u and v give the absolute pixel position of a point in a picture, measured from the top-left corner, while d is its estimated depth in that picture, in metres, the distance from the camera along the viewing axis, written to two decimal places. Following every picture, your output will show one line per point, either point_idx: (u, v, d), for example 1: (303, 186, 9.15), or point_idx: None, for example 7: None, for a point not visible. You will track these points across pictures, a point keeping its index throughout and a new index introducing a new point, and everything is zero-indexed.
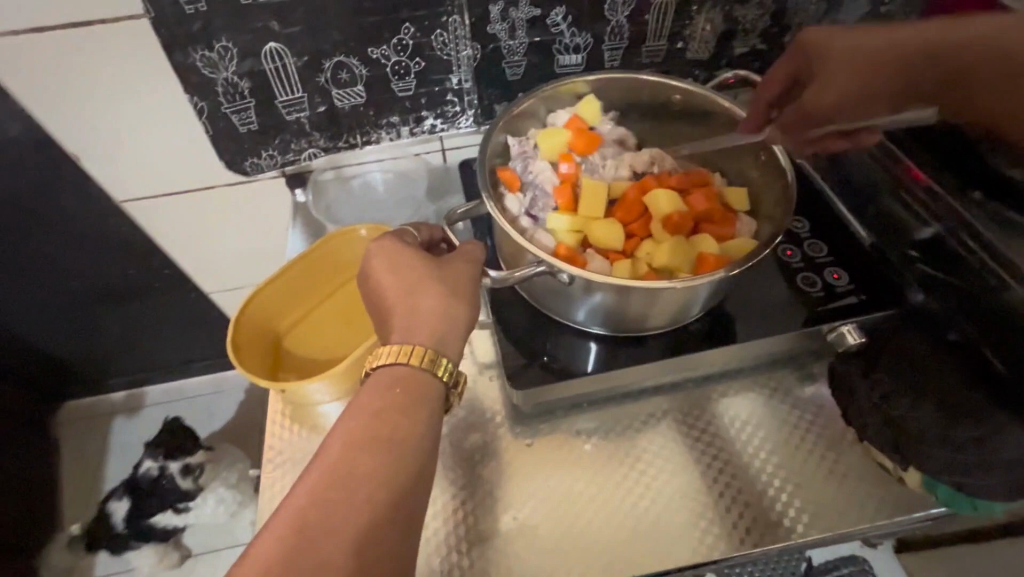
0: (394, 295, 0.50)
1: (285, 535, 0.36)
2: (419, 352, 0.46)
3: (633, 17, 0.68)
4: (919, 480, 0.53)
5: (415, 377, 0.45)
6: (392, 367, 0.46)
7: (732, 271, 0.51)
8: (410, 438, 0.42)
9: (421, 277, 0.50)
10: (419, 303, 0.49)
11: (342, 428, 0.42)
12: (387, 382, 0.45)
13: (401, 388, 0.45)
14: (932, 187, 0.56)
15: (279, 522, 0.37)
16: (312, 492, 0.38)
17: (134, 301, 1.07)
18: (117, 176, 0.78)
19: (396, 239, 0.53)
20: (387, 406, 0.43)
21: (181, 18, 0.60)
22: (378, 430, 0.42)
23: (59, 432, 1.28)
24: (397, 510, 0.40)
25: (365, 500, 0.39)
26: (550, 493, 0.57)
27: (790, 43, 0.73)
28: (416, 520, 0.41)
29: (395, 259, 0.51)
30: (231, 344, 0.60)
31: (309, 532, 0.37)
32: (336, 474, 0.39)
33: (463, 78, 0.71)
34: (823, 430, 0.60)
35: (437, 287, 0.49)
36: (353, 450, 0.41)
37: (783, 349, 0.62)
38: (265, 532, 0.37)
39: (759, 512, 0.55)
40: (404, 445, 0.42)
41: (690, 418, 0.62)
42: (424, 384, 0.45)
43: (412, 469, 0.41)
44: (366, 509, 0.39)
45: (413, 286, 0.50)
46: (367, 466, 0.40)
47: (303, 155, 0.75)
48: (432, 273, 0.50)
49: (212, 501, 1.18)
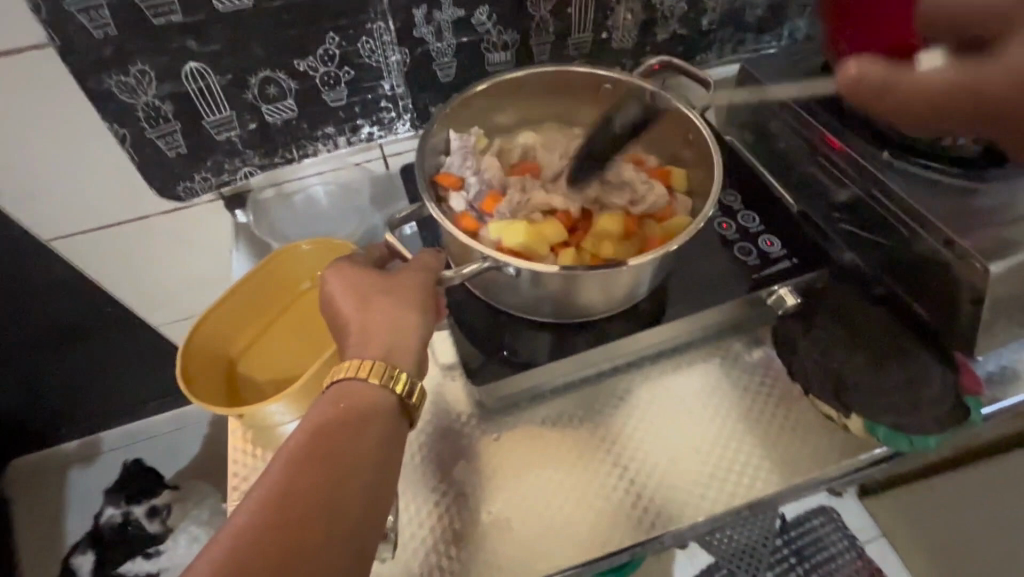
0: (347, 311, 0.50)
1: (222, 558, 0.36)
2: (372, 367, 0.46)
3: (556, 11, 0.69)
4: (860, 424, 0.56)
5: (363, 391, 0.45)
6: (345, 381, 0.46)
7: (671, 248, 0.53)
8: (353, 454, 0.42)
9: (370, 293, 0.51)
10: (370, 316, 0.49)
11: (286, 447, 0.42)
12: (334, 397, 0.45)
13: (346, 402, 0.44)
14: (847, 152, 0.61)
15: (217, 544, 0.37)
16: (250, 512, 0.38)
17: (75, 344, 1.02)
18: (43, 214, 0.74)
19: (345, 262, 0.54)
20: (331, 422, 0.43)
21: (90, 44, 0.57)
22: (318, 448, 0.42)
23: (9, 490, 1.21)
24: (338, 530, 0.39)
25: (304, 520, 0.39)
26: (523, 483, 0.58)
27: (708, 25, 0.77)
28: (363, 538, 0.40)
29: (345, 276, 0.52)
30: (181, 373, 0.59)
31: (242, 556, 0.37)
32: (275, 493, 0.39)
33: (395, 84, 0.70)
34: (772, 390, 0.63)
35: (388, 300, 0.50)
36: (293, 468, 0.40)
37: (729, 318, 0.65)
38: (201, 557, 0.37)
39: (723, 475, 0.58)
40: (348, 461, 0.42)
41: (648, 394, 0.64)
42: (373, 397, 0.45)
43: (356, 487, 0.41)
44: (302, 529, 0.38)
45: (363, 301, 0.50)
46: (305, 484, 0.40)
47: (238, 175, 0.73)
48: (382, 286, 0.51)
49: (184, 540, 1.14)
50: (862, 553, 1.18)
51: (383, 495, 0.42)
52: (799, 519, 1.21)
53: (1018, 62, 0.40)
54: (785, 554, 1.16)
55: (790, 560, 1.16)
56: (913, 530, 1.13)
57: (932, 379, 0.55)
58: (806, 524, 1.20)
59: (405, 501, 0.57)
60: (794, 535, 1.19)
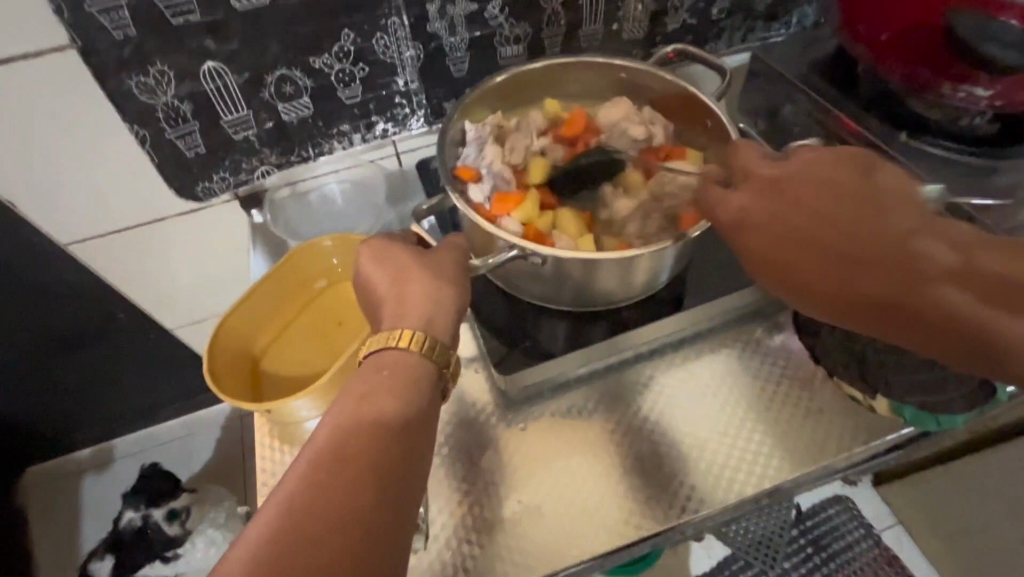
0: (385, 285, 0.51)
1: (278, 517, 0.36)
2: (411, 336, 0.46)
3: (568, 3, 0.70)
4: (887, 406, 0.57)
5: (403, 360, 0.45)
6: (384, 351, 0.46)
7: (693, 233, 0.53)
8: (399, 417, 0.42)
9: (406, 268, 0.51)
10: (407, 289, 0.50)
11: (330, 413, 0.42)
12: (374, 365, 0.45)
13: (388, 369, 0.45)
14: (864, 135, 0.62)
15: (269, 507, 0.36)
16: (301, 474, 0.38)
17: (91, 349, 1.03)
18: (62, 218, 0.74)
19: (380, 238, 0.54)
20: (374, 388, 0.43)
21: (110, 45, 0.58)
22: (364, 413, 0.42)
23: (28, 497, 1.21)
24: (390, 491, 0.39)
25: (357, 480, 0.38)
26: (551, 470, 0.58)
27: (717, 13, 0.77)
28: (414, 500, 0.40)
29: (380, 252, 0.52)
30: (208, 370, 0.59)
31: (299, 516, 0.36)
32: (326, 454, 0.39)
33: (408, 80, 0.71)
34: (795, 374, 0.64)
35: (424, 275, 0.50)
36: (341, 431, 0.40)
37: (749, 303, 0.66)
38: (255, 522, 0.36)
39: (750, 459, 0.58)
40: (393, 425, 0.42)
41: (670, 381, 0.64)
42: (413, 365, 0.45)
43: (402, 450, 0.41)
44: (356, 487, 0.38)
45: (400, 277, 0.51)
46: (355, 445, 0.40)
47: (255, 174, 0.74)
48: (417, 262, 0.51)
49: (202, 544, 1.11)
50: (879, 541, 1.17)
51: (426, 460, 0.43)
52: (815, 509, 1.20)
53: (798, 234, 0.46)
54: (801, 544, 1.16)
55: (807, 549, 1.16)
56: (929, 515, 1.12)
57: None
58: (822, 514, 1.20)
59: (433, 493, 0.57)
60: (809, 525, 1.19)
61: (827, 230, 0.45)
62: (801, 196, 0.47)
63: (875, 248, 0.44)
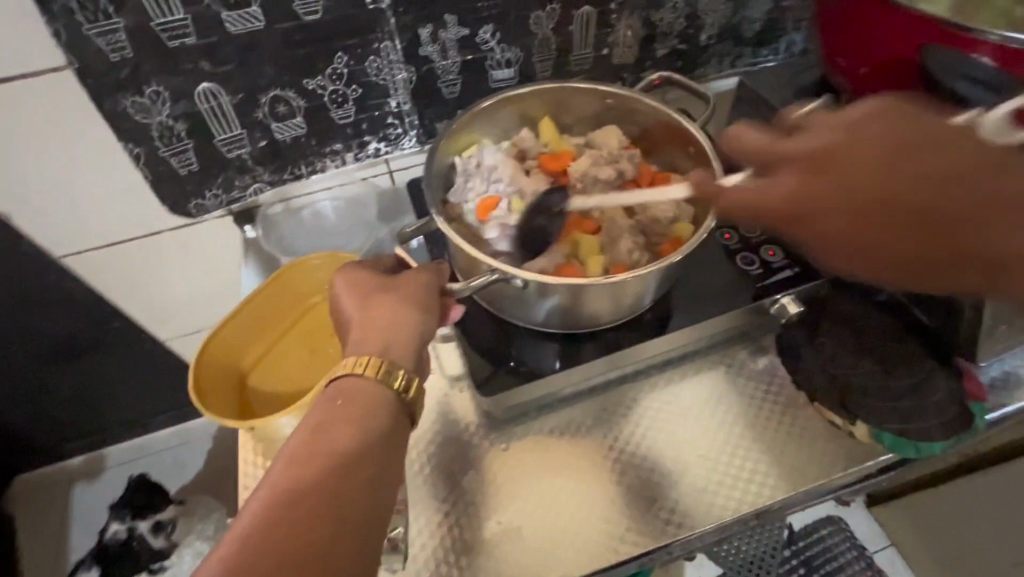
0: (353, 308, 0.52)
1: (227, 560, 0.36)
2: (373, 363, 0.47)
3: (558, 28, 0.71)
4: (866, 432, 0.57)
5: (362, 388, 0.46)
6: (343, 378, 0.47)
7: (675, 257, 0.54)
8: (354, 447, 0.42)
9: (374, 291, 0.52)
10: (370, 313, 0.51)
11: (285, 449, 0.42)
12: (330, 396, 0.46)
13: (343, 399, 0.45)
14: None
15: (221, 547, 0.37)
16: (254, 512, 0.38)
17: (84, 359, 1.03)
18: (57, 232, 0.75)
19: (357, 264, 0.55)
20: (329, 419, 0.44)
21: (107, 66, 0.59)
22: (317, 444, 0.42)
23: (16, 505, 1.21)
24: (344, 524, 0.39)
25: (309, 515, 0.38)
26: (531, 491, 0.59)
27: (706, 40, 0.78)
28: (372, 529, 0.40)
29: (354, 278, 0.54)
30: (192, 388, 0.59)
31: (249, 555, 0.36)
32: (278, 491, 0.39)
33: (401, 101, 0.72)
34: (779, 398, 0.64)
35: (401, 299, 0.51)
36: (293, 465, 0.41)
37: (733, 327, 0.66)
38: (206, 563, 0.36)
39: (730, 482, 0.58)
40: (345, 458, 0.42)
41: (653, 403, 0.65)
42: (373, 391, 0.46)
43: (355, 481, 0.41)
44: (307, 524, 0.38)
45: (365, 299, 0.52)
46: (306, 478, 0.40)
47: (248, 191, 0.74)
48: (385, 286, 0.53)
49: (189, 556, 1.12)
50: (872, 563, 1.17)
51: (387, 486, 0.43)
52: (807, 530, 1.20)
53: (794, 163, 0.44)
54: (793, 564, 1.14)
55: (799, 570, 1.14)
56: (922, 539, 1.12)
57: (937, 386, 0.56)
58: (814, 535, 1.19)
59: (414, 513, 0.57)
60: (801, 545, 1.17)
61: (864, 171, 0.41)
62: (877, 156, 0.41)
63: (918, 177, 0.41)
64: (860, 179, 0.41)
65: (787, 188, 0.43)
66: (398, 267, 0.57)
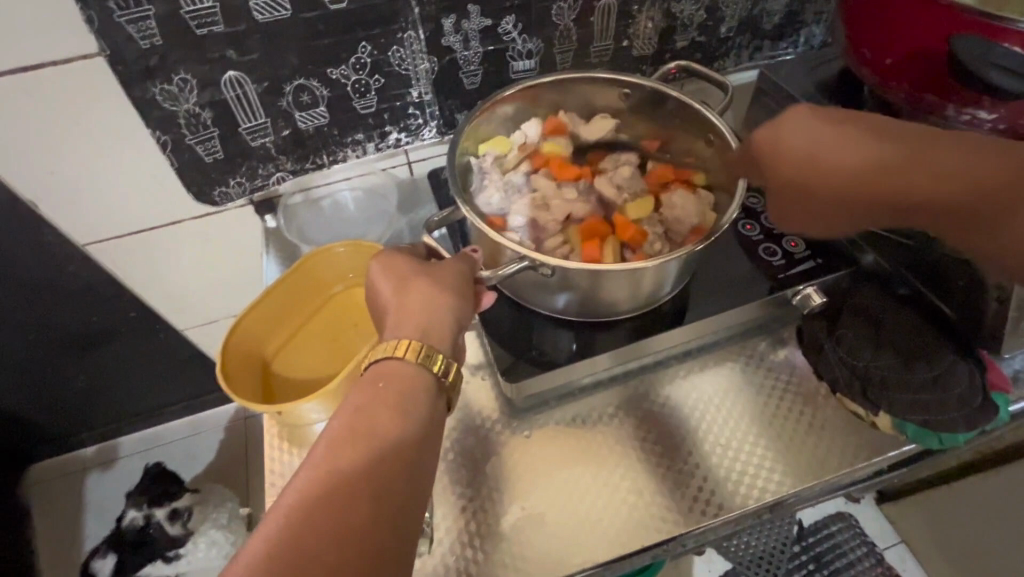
0: (388, 293, 0.52)
1: (275, 535, 0.37)
2: (413, 347, 0.47)
3: (579, 20, 0.71)
4: (888, 422, 0.57)
5: (401, 371, 0.46)
6: (383, 361, 0.47)
7: (699, 246, 0.54)
8: (395, 428, 0.43)
9: (411, 276, 0.53)
10: (407, 299, 0.51)
11: (328, 428, 0.43)
12: (372, 377, 0.46)
13: (384, 381, 0.46)
14: None
15: (269, 522, 0.37)
16: (301, 489, 0.39)
17: (102, 347, 1.04)
18: (82, 220, 0.76)
19: (388, 249, 0.56)
20: (371, 401, 0.44)
21: (137, 54, 0.60)
22: (361, 426, 0.43)
23: (33, 492, 1.23)
24: (386, 504, 0.40)
25: (353, 494, 0.39)
26: (554, 478, 0.59)
27: (726, 32, 0.78)
28: (413, 508, 0.41)
29: (388, 261, 0.54)
30: (220, 372, 0.60)
31: (299, 531, 0.37)
32: (324, 469, 0.40)
33: (423, 91, 0.72)
34: (799, 390, 0.64)
35: (429, 283, 0.52)
36: (338, 445, 0.41)
37: (754, 318, 0.67)
38: (255, 536, 0.37)
39: (752, 472, 0.59)
40: (388, 439, 0.42)
41: (673, 394, 0.65)
42: (412, 375, 0.46)
43: (399, 463, 0.42)
44: (352, 503, 0.39)
45: (402, 284, 0.52)
46: (350, 458, 0.41)
47: (271, 180, 0.75)
48: (419, 271, 0.53)
49: (203, 545, 1.11)
50: (882, 560, 1.17)
51: (426, 468, 0.44)
52: (817, 525, 1.19)
53: (844, 156, 0.51)
54: (803, 560, 1.14)
55: (809, 566, 1.14)
56: (934, 536, 1.11)
57: (961, 377, 0.56)
58: (824, 530, 1.19)
59: (437, 499, 0.58)
60: (812, 540, 1.17)
61: (894, 195, 0.50)
62: (902, 180, 0.49)
63: (895, 187, 0.49)
64: (855, 185, 0.51)
65: (925, 190, 0.48)
66: (428, 256, 0.58)
